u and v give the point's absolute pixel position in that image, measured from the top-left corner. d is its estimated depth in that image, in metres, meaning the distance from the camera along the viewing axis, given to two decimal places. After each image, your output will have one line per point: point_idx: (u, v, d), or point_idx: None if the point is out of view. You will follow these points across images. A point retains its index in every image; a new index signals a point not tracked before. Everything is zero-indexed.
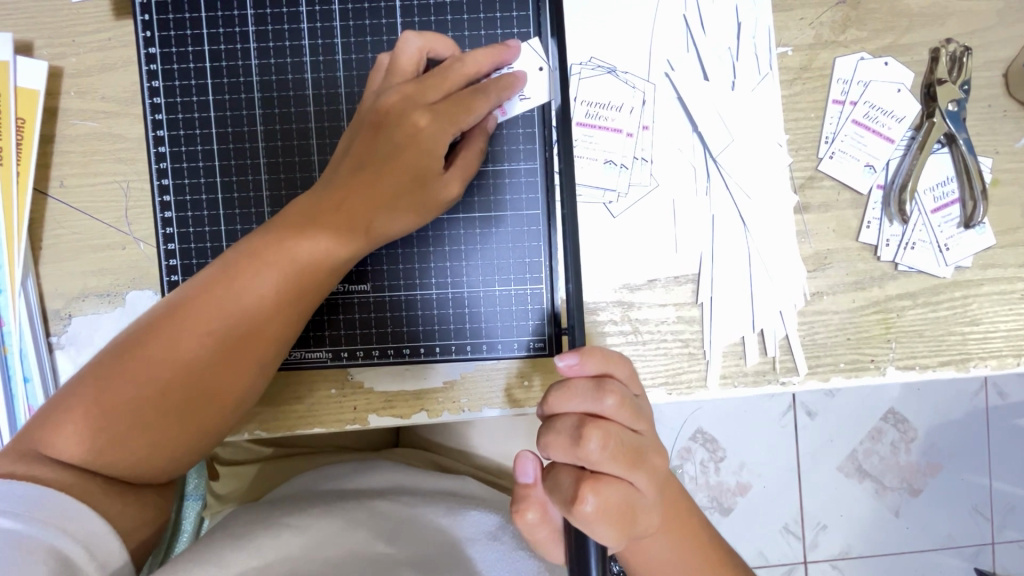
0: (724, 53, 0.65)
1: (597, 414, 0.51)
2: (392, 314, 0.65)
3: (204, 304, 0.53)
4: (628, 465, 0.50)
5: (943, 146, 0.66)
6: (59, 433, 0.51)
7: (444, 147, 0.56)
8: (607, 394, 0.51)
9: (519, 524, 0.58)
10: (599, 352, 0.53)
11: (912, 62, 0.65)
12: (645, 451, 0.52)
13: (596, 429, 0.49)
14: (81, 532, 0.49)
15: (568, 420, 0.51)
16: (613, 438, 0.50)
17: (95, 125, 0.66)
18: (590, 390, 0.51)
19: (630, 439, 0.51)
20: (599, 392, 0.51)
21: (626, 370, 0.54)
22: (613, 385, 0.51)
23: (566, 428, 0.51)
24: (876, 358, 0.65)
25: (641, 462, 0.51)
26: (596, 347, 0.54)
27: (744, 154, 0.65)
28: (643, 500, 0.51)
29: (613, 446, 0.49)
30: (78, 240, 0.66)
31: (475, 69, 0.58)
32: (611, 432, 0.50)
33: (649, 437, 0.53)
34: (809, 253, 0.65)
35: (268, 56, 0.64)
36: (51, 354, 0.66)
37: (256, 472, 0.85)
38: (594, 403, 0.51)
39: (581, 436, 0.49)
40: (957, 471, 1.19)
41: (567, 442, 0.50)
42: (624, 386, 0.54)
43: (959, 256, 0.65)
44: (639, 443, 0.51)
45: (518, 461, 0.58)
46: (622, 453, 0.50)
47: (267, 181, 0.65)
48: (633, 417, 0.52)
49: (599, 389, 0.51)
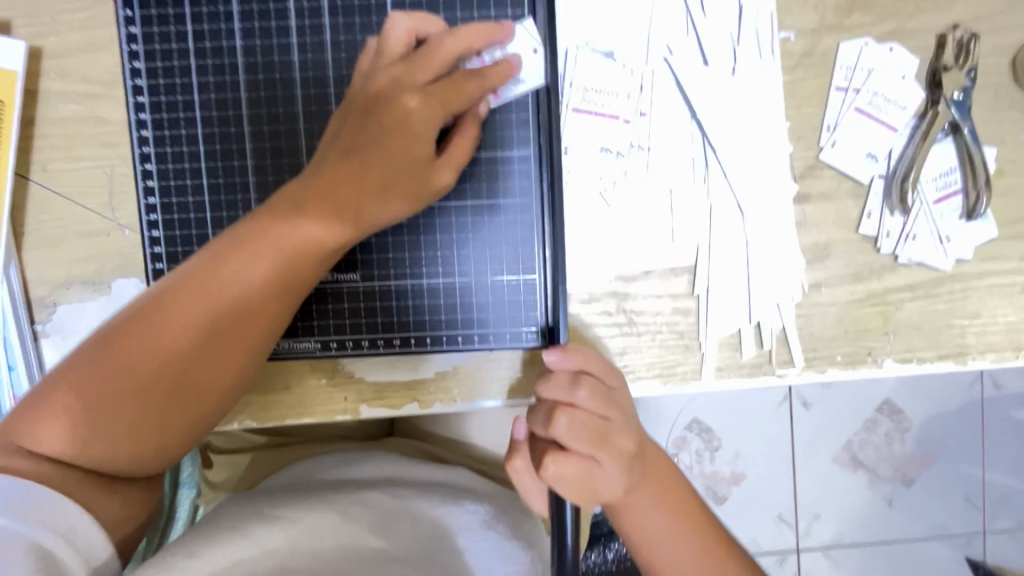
0: (724, 37, 0.63)
1: (568, 403, 0.51)
2: (382, 304, 0.63)
3: (190, 295, 0.52)
4: (591, 445, 0.50)
5: (947, 134, 0.64)
6: (40, 428, 0.50)
7: (434, 131, 0.55)
8: (580, 386, 0.51)
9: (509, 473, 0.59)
10: (580, 350, 0.53)
11: (918, 47, 0.63)
12: (614, 436, 0.51)
13: (563, 413, 0.50)
14: (64, 526, 0.49)
15: (545, 403, 0.52)
16: (580, 423, 0.50)
17: (78, 108, 0.64)
18: (564, 380, 0.51)
19: (597, 424, 0.50)
20: (573, 384, 0.51)
21: (604, 366, 0.53)
22: (589, 379, 0.51)
23: (541, 410, 0.52)
24: (873, 351, 0.65)
25: (609, 444, 0.50)
26: (579, 345, 0.54)
27: (743, 142, 0.63)
28: (605, 478, 0.51)
29: (577, 429, 0.49)
30: (62, 227, 0.64)
31: (465, 44, 0.57)
32: (577, 418, 0.50)
33: (623, 422, 0.52)
34: (808, 245, 0.64)
35: (254, 37, 0.62)
36: (36, 342, 0.65)
37: (248, 461, 0.84)
38: (567, 391, 0.51)
39: (549, 418, 0.50)
40: (950, 461, 1.20)
41: (541, 421, 0.51)
42: (598, 378, 0.53)
43: (960, 249, 0.64)
44: (609, 429, 0.51)
45: (512, 422, 0.59)
46: (587, 434, 0.50)
47: (254, 167, 0.63)
48: (604, 403, 0.51)
49: (574, 381, 0.51)
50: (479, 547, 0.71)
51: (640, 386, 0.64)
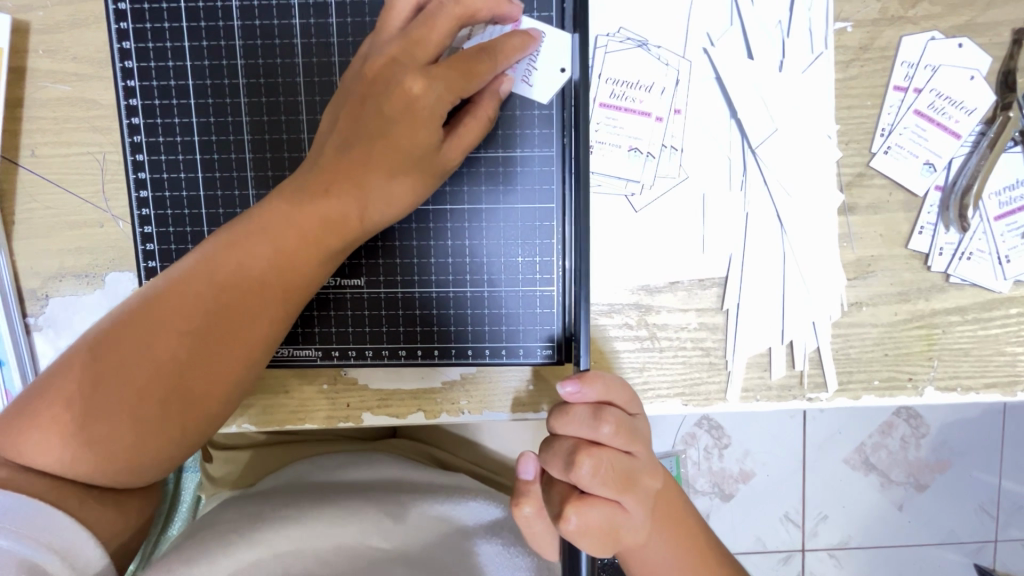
0: (773, 28, 0.57)
1: (592, 442, 0.47)
2: (388, 312, 0.59)
3: (183, 297, 0.48)
4: (618, 490, 0.46)
5: (1016, 143, 0.57)
6: (24, 440, 0.47)
7: (442, 113, 0.50)
8: (604, 422, 0.46)
9: (517, 518, 0.55)
10: (601, 377, 0.48)
11: (990, 45, 0.57)
12: (637, 474, 0.48)
13: (587, 456, 0.45)
14: (56, 541, 0.46)
15: (564, 442, 0.47)
16: (605, 465, 0.46)
17: (68, 89, 0.59)
18: (587, 417, 0.46)
19: (623, 463, 0.47)
20: (596, 420, 0.46)
21: (628, 395, 0.49)
22: (612, 412, 0.47)
23: (561, 452, 0.47)
24: (914, 376, 0.60)
25: (633, 484, 0.47)
26: (598, 371, 0.49)
27: (786, 146, 0.58)
28: (628, 519, 0.48)
29: (604, 473, 0.45)
30: (53, 216, 0.61)
31: (469, 10, 0.51)
32: (603, 460, 0.46)
33: (645, 458, 0.49)
34: (851, 259, 0.59)
35: (253, 17, 0.57)
36: (28, 336, 0.63)
37: (249, 458, 0.82)
38: (593, 430, 0.46)
39: (572, 462, 0.46)
40: (968, 469, 1.15)
41: (560, 464, 0.47)
42: (621, 409, 0.49)
43: (1019, 270, 0.59)
44: (631, 467, 0.47)
45: (522, 458, 0.54)
46: (613, 477, 0.46)
47: (252, 160, 0.58)
48: (629, 441, 0.47)
49: (596, 417, 0.47)
50: (490, 553, 0.68)
51: (660, 405, 0.61)
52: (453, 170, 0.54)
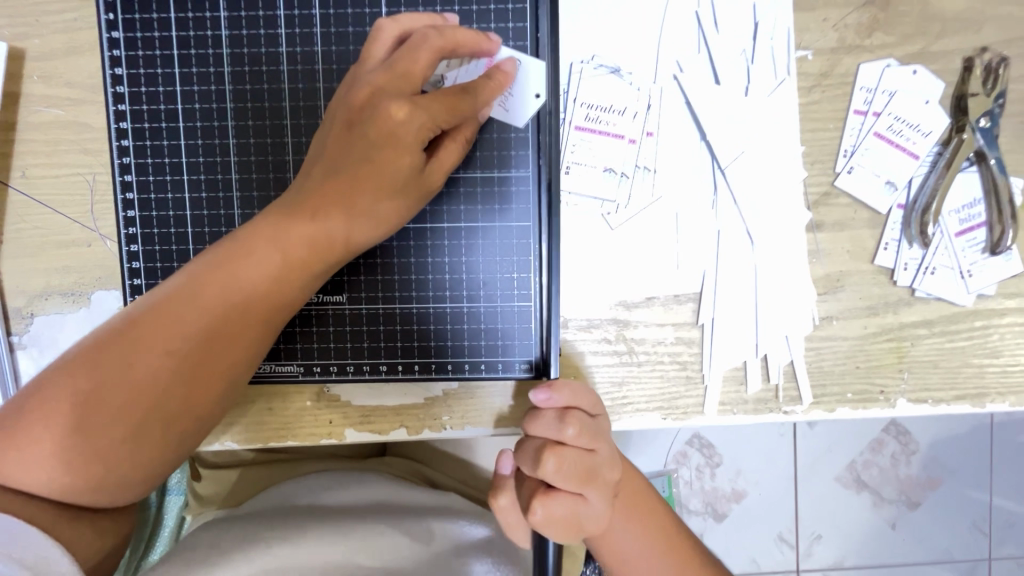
0: (738, 55, 0.60)
1: (558, 441, 0.48)
2: (370, 328, 0.60)
3: (168, 318, 0.49)
4: (580, 484, 0.47)
5: (972, 164, 0.60)
6: (1, 459, 0.47)
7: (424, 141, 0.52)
8: (569, 423, 0.47)
9: (494, 509, 0.55)
10: (567, 386, 0.50)
11: (943, 71, 0.60)
12: (600, 469, 0.48)
13: (552, 453, 0.47)
14: (30, 557, 0.45)
15: (532, 441, 0.49)
16: (570, 463, 0.47)
17: (60, 113, 0.61)
18: (553, 419, 0.48)
19: (587, 460, 0.48)
20: (562, 421, 0.47)
21: (593, 400, 0.51)
22: (577, 415, 0.48)
23: (529, 449, 0.48)
24: (886, 389, 0.61)
25: (595, 478, 0.48)
26: (567, 380, 0.51)
27: (753, 167, 0.60)
28: (590, 509, 0.49)
29: (568, 468, 0.46)
30: (43, 235, 0.62)
31: (452, 44, 0.53)
32: (567, 457, 0.47)
33: (608, 452, 0.49)
34: (820, 275, 0.61)
35: (242, 45, 0.59)
36: (12, 353, 0.63)
37: (234, 478, 0.81)
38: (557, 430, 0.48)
39: (538, 458, 0.47)
40: (958, 487, 1.16)
41: (528, 462, 0.48)
42: (585, 411, 0.50)
43: (982, 284, 0.61)
44: (594, 463, 0.48)
45: (499, 455, 0.55)
46: (575, 473, 0.47)
47: (238, 180, 0.60)
48: (593, 440, 0.48)
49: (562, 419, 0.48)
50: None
51: (638, 419, 0.61)
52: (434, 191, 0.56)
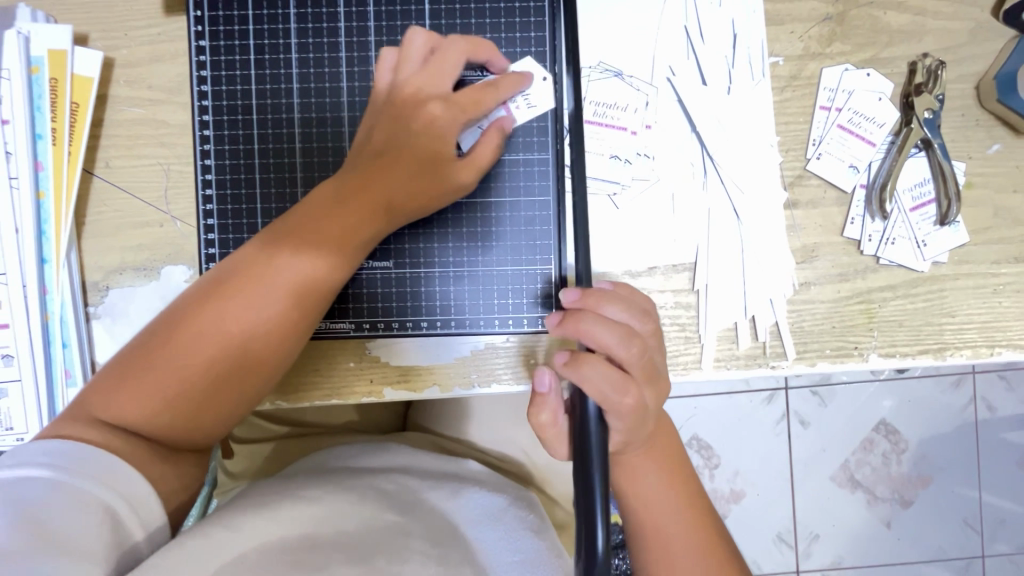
0: (721, 60, 0.71)
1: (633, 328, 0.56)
2: (411, 289, 0.69)
3: (246, 279, 0.58)
4: (650, 378, 0.57)
5: (920, 150, 0.71)
6: (113, 400, 0.56)
7: (456, 132, 0.63)
8: (647, 320, 0.58)
9: (532, 425, 0.60)
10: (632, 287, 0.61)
11: (892, 74, 0.71)
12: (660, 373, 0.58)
13: (635, 338, 0.55)
14: (125, 491, 0.53)
15: (611, 321, 0.55)
16: (648, 352, 0.56)
17: (142, 112, 0.71)
18: (632, 306, 0.57)
19: (655, 359, 0.58)
20: (642, 316, 0.57)
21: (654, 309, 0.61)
22: (651, 317, 0.59)
23: (615, 326, 0.55)
24: (859, 345, 0.71)
25: (657, 379, 0.58)
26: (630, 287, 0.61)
27: (738, 153, 0.70)
28: (650, 409, 0.57)
29: (645, 355, 0.56)
30: (120, 217, 0.71)
31: (471, 48, 0.65)
32: (646, 347, 0.56)
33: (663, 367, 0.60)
34: (797, 246, 0.71)
35: (308, 51, 0.70)
36: (88, 323, 0.71)
37: (268, 450, 0.89)
38: (628, 315, 0.57)
39: (626, 337, 0.55)
40: (947, 484, 1.26)
41: (615, 336, 0.54)
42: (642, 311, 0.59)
43: (935, 252, 0.71)
44: (657, 366, 0.58)
45: (538, 372, 0.59)
46: (649, 363, 0.56)
47: (302, 164, 0.70)
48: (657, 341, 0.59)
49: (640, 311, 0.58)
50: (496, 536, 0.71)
51: None
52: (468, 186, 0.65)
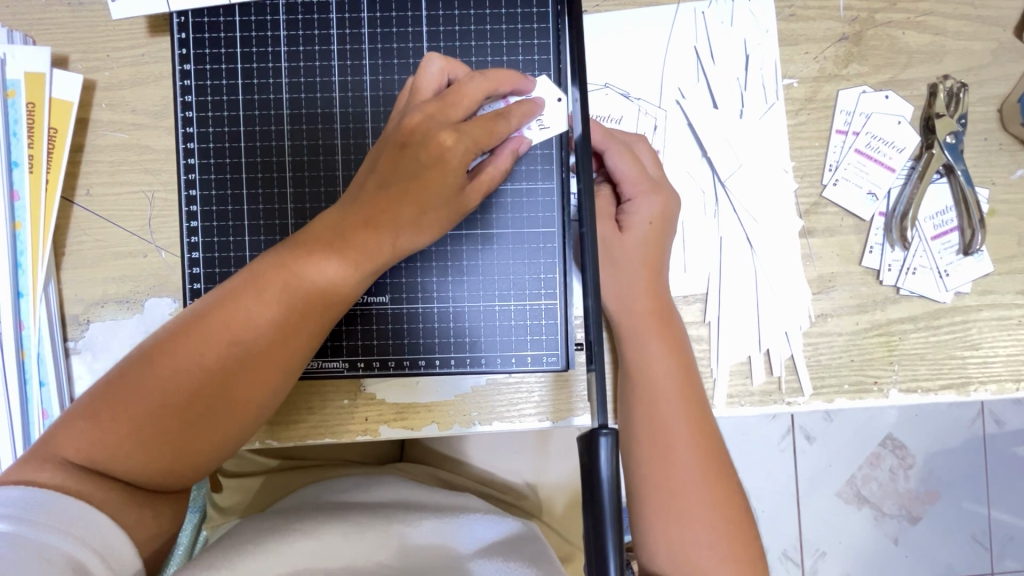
0: (732, 83, 0.68)
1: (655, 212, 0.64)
2: (408, 326, 0.66)
3: (232, 312, 0.54)
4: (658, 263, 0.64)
5: (942, 175, 0.68)
6: (83, 439, 0.52)
7: (467, 163, 0.57)
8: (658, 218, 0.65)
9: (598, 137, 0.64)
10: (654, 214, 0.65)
11: (911, 96, 0.68)
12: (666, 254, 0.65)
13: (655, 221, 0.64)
14: (97, 542, 0.51)
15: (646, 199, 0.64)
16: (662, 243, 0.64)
17: (125, 137, 0.68)
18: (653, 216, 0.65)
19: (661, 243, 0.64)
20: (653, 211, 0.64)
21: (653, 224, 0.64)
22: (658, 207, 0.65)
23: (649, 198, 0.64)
24: (879, 380, 0.67)
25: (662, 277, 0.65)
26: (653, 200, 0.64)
27: (751, 178, 0.67)
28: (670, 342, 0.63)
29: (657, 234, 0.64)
30: (101, 247, 0.67)
31: (494, 85, 0.60)
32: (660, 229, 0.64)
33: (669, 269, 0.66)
34: (814, 276, 0.67)
35: (299, 75, 0.66)
36: (67, 358, 0.67)
37: (258, 485, 0.85)
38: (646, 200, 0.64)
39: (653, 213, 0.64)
40: (956, 500, 1.23)
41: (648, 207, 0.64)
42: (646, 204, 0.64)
43: (959, 282, 0.67)
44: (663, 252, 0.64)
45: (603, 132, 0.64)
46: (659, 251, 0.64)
47: (292, 194, 0.66)
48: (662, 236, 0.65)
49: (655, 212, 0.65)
50: None
51: None
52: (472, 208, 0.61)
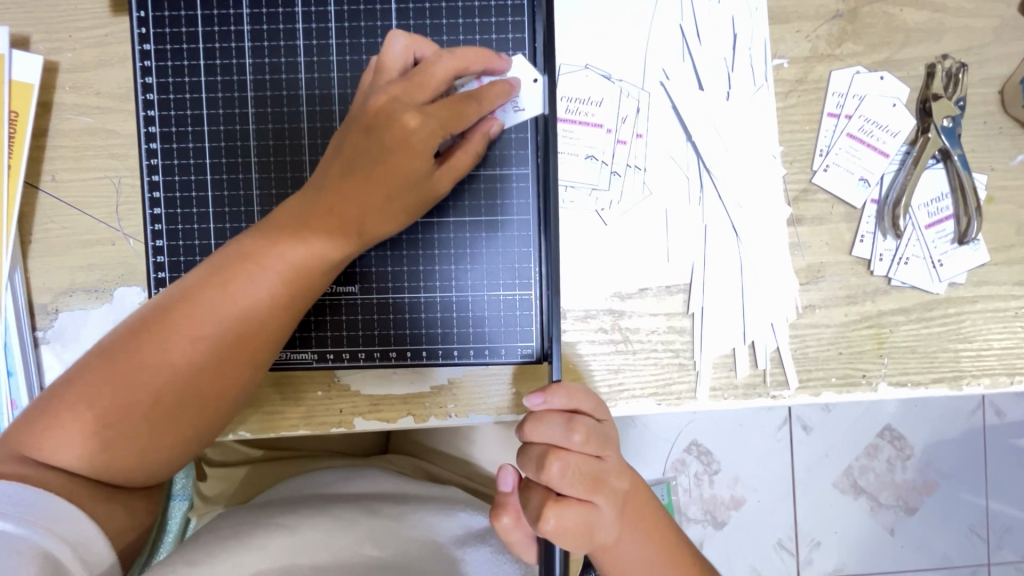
0: (719, 63, 0.65)
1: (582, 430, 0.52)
2: (380, 316, 0.64)
3: (197, 306, 0.52)
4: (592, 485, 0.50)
5: (938, 161, 0.65)
6: (46, 436, 0.50)
7: (434, 147, 0.56)
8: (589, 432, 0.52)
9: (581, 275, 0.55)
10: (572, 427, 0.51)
11: (907, 77, 0.65)
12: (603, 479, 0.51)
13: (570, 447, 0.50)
14: (70, 535, 0.49)
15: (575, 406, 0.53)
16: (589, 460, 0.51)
17: (90, 120, 0.66)
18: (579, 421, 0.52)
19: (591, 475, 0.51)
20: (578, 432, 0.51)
21: (592, 401, 0.53)
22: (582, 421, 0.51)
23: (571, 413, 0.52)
24: (867, 373, 0.65)
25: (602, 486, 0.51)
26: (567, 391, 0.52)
27: (737, 163, 0.65)
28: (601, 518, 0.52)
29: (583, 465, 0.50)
30: (68, 235, 0.66)
31: (463, 64, 0.58)
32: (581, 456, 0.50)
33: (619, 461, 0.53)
34: (802, 265, 0.65)
35: (263, 56, 0.64)
36: (36, 347, 0.66)
37: (244, 474, 0.84)
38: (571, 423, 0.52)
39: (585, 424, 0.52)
40: (952, 491, 1.21)
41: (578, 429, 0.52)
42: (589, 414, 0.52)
43: (952, 273, 0.65)
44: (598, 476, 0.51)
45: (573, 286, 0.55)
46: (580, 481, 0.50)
47: (258, 179, 0.64)
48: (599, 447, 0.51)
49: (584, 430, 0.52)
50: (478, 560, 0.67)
51: (634, 405, 0.65)
52: (443, 195, 0.60)
